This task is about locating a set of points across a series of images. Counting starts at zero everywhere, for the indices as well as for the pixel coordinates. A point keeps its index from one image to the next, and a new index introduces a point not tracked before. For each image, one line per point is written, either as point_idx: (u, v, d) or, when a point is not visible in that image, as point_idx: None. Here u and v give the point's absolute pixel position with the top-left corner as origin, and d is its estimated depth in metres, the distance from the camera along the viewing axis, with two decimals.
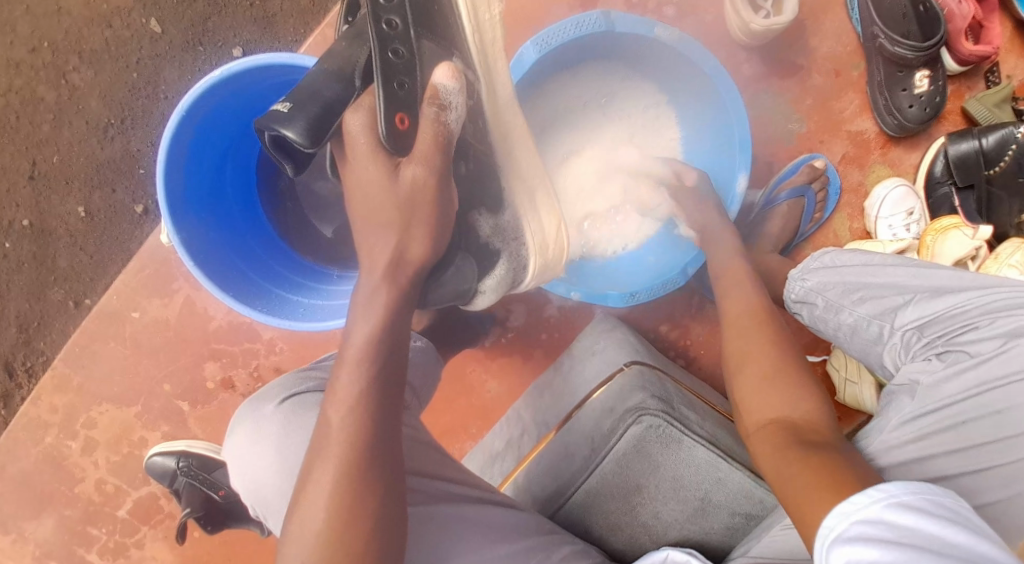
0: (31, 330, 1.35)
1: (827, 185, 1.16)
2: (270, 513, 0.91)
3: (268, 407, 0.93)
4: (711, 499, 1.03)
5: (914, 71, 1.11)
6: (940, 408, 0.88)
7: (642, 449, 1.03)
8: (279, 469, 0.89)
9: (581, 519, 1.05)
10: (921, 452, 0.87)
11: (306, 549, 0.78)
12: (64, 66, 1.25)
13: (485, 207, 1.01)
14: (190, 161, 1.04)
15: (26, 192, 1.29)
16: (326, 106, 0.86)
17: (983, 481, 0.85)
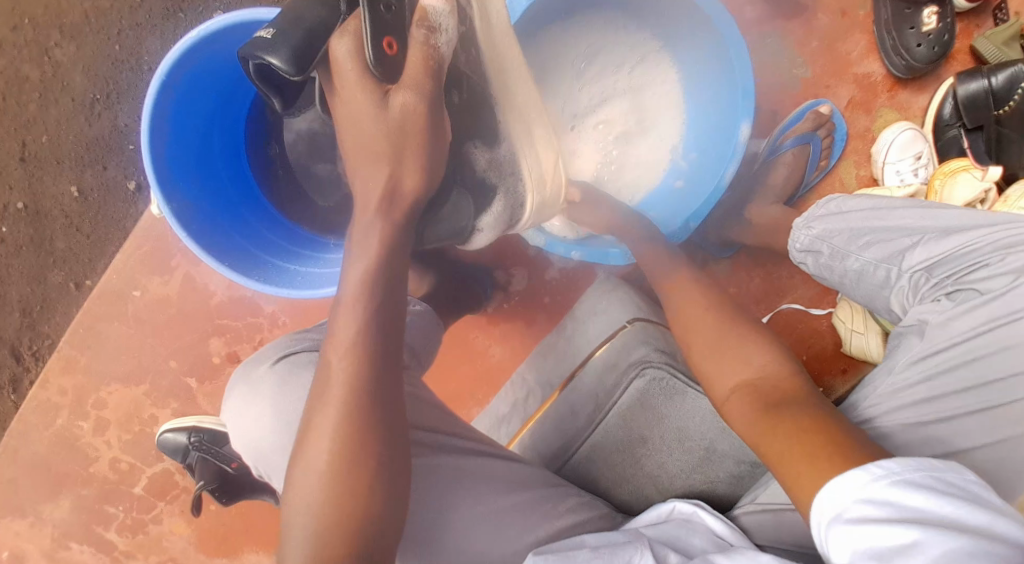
0: (35, 313, 1.35)
1: (833, 131, 1.13)
2: (271, 473, 0.90)
3: (263, 368, 0.92)
4: (717, 448, 1.04)
5: (922, 7, 1.08)
6: (949, 350, 0.87)
7: (646, 401, 1.05)
8: (277, 427, 0.88)
9: (587, 473, 1.06)
10: (928, 393, 0.87)
11: (312, 500, 0.74)
12: (46, 43, 1.22)
13: (481, 139, 0.96)
14: (172, 124, 1.03)
15: (19, 173, 1.27)
16: (310, 32, 0.79)
17: (993, 421, 0.85)
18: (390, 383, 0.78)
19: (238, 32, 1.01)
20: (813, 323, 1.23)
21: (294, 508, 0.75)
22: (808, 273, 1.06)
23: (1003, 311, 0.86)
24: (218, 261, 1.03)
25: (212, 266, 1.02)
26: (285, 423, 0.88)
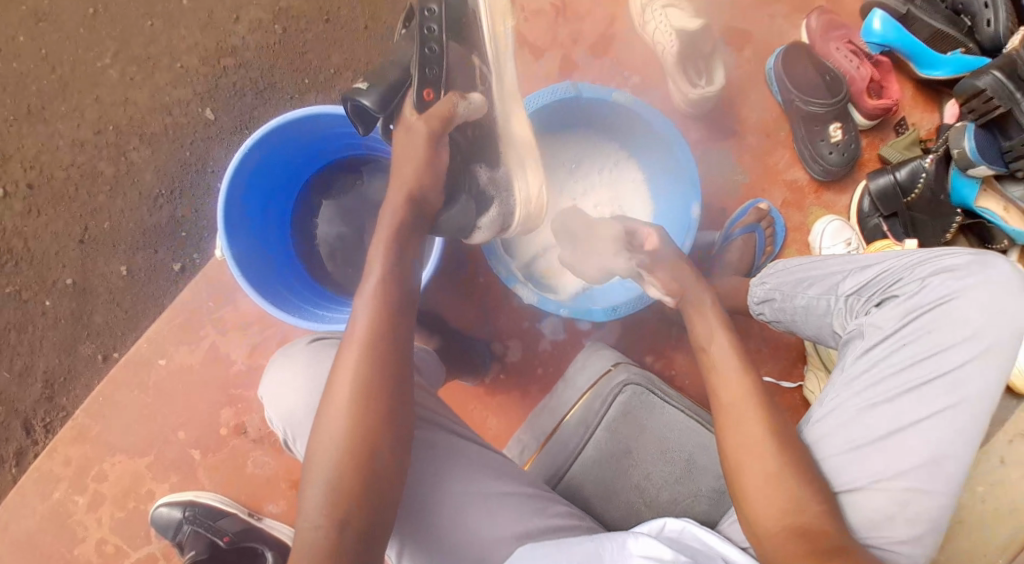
0: (56, 385, 1.45)
1: (774, 223, 1.38)
2: (295, 433, 1.04)
3: (297, 345, 1.08)
4: (696, 461, 1.13)
5: (828, 125, 1.37)
6: (881, 348, 1.05)
7: (629, 416, 1.16)
8: (309, 388, 1.03)
9: (578, 491, 1.13)
10: (875, 382, 1.03)
11: (336, 429, 0.96)
12: (125, 146, 1.43)
13: (485, 162, 1.21)
14: (246, 189, 1.21)
15: (75, 254, 1.44)
16: (392, 87, 1.13)
17: (932, 394, 1.01)
18: (397, 365, 1.01)
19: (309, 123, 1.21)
20: (789, 396, 1.42)
21: (320, 438, 0.97)
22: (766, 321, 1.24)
23: (918, 308, 1.04)
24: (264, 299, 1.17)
25: (259, 304, 1.15)
26: (315, 385, 1.03)
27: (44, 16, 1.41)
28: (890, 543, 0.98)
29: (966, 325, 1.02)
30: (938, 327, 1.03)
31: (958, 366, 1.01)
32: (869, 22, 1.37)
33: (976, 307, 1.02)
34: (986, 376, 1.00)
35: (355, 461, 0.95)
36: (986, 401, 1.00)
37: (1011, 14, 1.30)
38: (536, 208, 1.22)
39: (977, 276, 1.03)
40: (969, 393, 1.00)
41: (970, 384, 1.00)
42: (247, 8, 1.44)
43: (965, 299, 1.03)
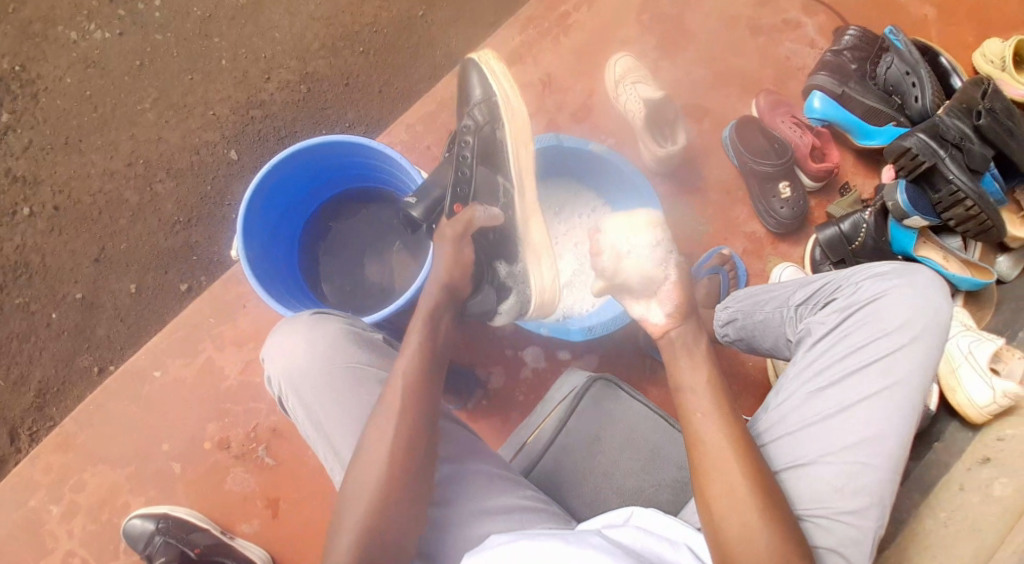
0: (48, 395, 1.50)
1: (736, 270, 1.50)
2: (290, 393, 1.10)
3: (303, 316, 1.15)
4: (660, 451, 1.19)
5: (778, 183, 1.53)
6: (821, 343, 1.11)
7: (600, 408, 1.23)
8: (312, 354, 1.10)
9: (547, 477, 1.19)
10: (821, 378, 1.08)
11: (377, 463, 1.01)
12: (152, 178, 1.56)
13: (505, 258, 1.31)
14: (265, 200, 1.31)
15: (88, 271, 1.54)
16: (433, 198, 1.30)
17: (873, 383, 1.06)
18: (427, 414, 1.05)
19: (325, 149, 1.32)
20: None
21: (360, 469, 1.01)
22: (727, 343, 1.29)
23: (852, 305, 1.11)
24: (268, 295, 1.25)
25: (265, 299, 1.24)
26: (317, 351, 1.10)
27: (93, 63, 1.57)
28: (838, 515, 1.02)
29: (895, 316, 1.08)
30: (871, 320, 1.09)
31: (890, 353, 1.07)
32: (810, 101, 1.57)
33: (903, 300, 1.09)
34: (917, 360, 1.06)
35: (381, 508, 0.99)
36: (919, 383, 1.06)
37: (936, 89, 1.48)
38: (551, 297, 1.31)
39: (903, 273, 1.11)
40: (902, 376, 1.06)
41: (903, 368, 1.06)
42: (278, 69, 1.59)
43: (894, 294, 1.09)
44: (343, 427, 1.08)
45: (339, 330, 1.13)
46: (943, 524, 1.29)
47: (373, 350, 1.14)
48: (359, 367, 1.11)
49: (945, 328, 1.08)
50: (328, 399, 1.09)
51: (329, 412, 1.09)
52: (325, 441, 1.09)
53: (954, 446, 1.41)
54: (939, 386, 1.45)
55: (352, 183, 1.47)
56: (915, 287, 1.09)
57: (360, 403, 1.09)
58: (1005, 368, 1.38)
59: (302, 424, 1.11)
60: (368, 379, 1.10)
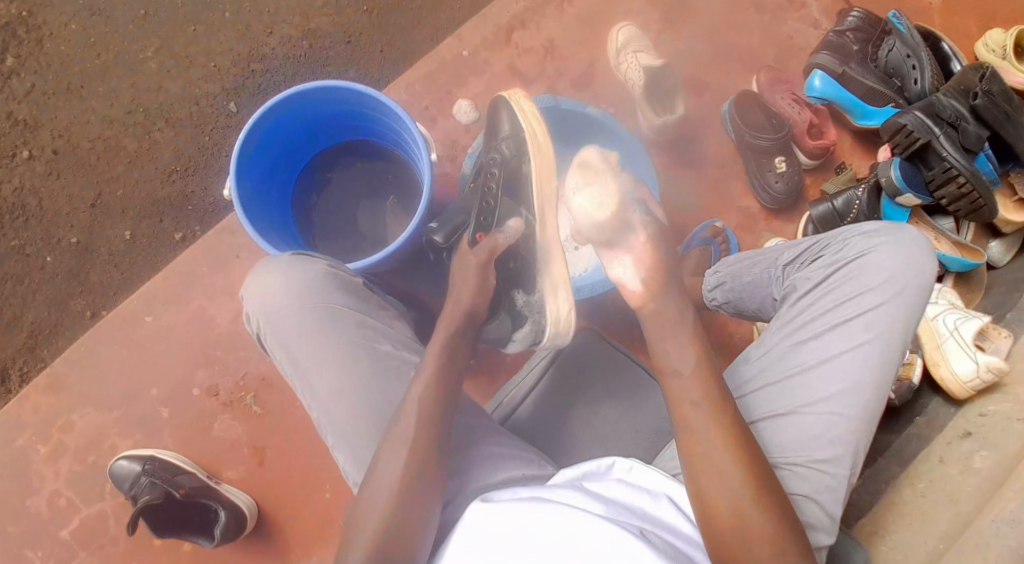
0: (39, 337, 1.51)
1: (727, 242, 1.47)
2: (269, 330, 1.12)
3: (285, 256, 1.16)
4: (638, 400, 1.27)
5: (773, 157, 1.48)
6: (806, 299, 1.13)
7: (578, 361, 1.31)
8: (292, 293, 1.11)
9: (530, 419, 1.26)
10: (803, 335, 1.10)
11: (388, 486, 0.99)
12: (151, 126, 1.57)
13: (522, 288, 1.29)
14: (258, 144, 1.34)
15: (84, 216, 1.55)
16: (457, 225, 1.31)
17: (854, 336, 1.08)
18: (444, 416, 1.04)
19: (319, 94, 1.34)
20: None
21: (372, 489, 1.00)
22: (718, 307, 1.31)
23: (837, 262, 1.12)
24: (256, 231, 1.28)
25: (250, 233, 1.26)
26: (297, 290, 1.12)
27: (98, 11, 1.59)
28: (812, 464, 1.05)
29: (880, 272, 1.09)
30: (855, 276, 1.10)
31: (873, 308, 1.08)
32: (810, 79, 1.51)
33: (888, 256, 1.10)
34: (898, 315, 1.08)
35: (399, 507, 0.98)
36: (899, 337, 1.07)
37: (936, 73, 1.44)
38: (564, 328, 1.28)
39: (890, 231, 1.11)
40: (883, 331, 1.07)
41: (884, 322, 1.07)
42: (281, 24, 1.60)
43: (879, 251, 1.10)
44: (319, 362, 1.09)
45: (318, 269, 1.14)
46: (921, 493, 1.32)
47: (351, 290, 1.16)
48: (336, 306, 1.12)
49: (929, 284, 1.09)
50: (303, 335, 1.10)
51: (305, 348, 1.10)
52: (300, 377, 1.10)
53: (936, 421, 1.45)
54: (923, 360, 1.47)
55: (347, 136, 1.51)
56: (900, 244, 1.10)
57: (335, 339, 1.10)
58: (991, 346, 1.41)
59: (279, 361, 1.12)
60: (346, 316, 1.11)
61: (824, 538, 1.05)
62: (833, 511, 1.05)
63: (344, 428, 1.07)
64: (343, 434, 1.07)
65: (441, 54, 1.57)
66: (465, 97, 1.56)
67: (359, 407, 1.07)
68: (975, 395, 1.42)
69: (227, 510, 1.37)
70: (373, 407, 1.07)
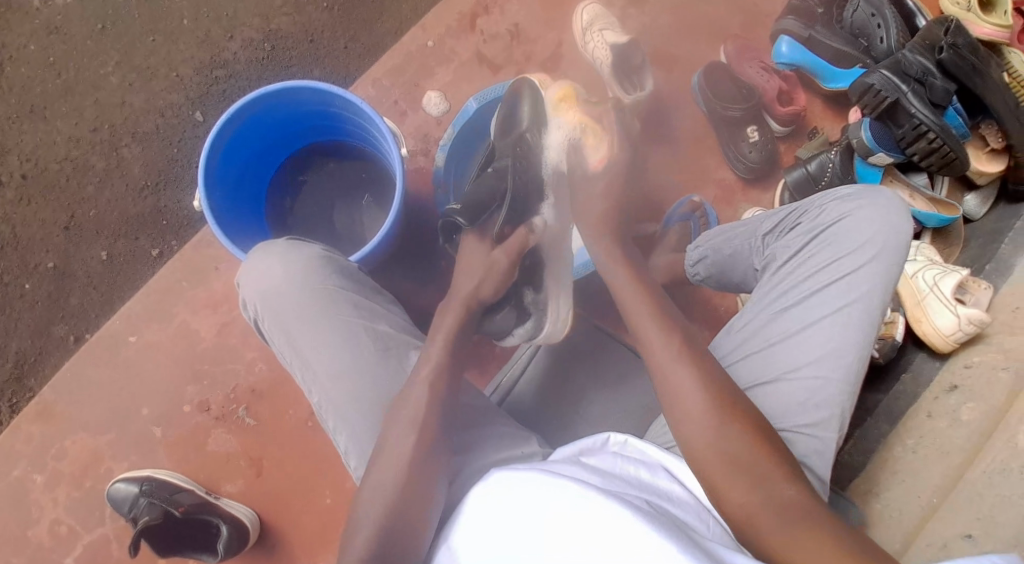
0: (26, 366, 1.49)
1: (707, 216, 1.45)
2: (265, 316, 1.12)
3: (280, 241, 1.17)
4: (628, 382, 1.29)
5: (745, 127, 1.48)
6: (787, 268, 1.14)
7: (566, 346, 1.32)
8: (287, 275, 1.12)
9: (523, 406, 1.28)
10: (785, 301, 1.11)
11: (391, 479, 1.00)
12: (118, 143, 1.54)
13: (531, 286, 1.33)
14: (224, 153, 1.32)
15: (57, 240, 1.52)
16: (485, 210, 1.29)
17: (834, 299, 1.08)
18: (450, 404, 1.07)
19: (287, 93, 1.32)
20: None
21: (375, 485, 1.00)
22: (703, 285, 1.32)
23: (816, 228, 1.14)
24: (230, 244, 1.26)
25: (222, 244, 1.24)
26: (291, 273, 1.12)
27: (55, 29, 1.56)
28: (801, 428, 1.06)
29: (857, 235, 1.11)
30: (833, 241, 1.12)
31: (852, 270, 1.09)
32: (778, 46, 1.49)
33: (865, 220, 1.11)
34: (877, 276, 1.09)
35: (404, 491, 0.99)
36: (879, 297, 1.08)
37: (901, 30, 1.43)
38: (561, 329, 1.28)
39: (865, 195, 1.13)
40: (863, 292, 1.08)
41: (864, 284, 1.08)
42: (241, 28, 1.57)
43: (856, 215, 1.12)
44: (315, 342, 1.09)
45: (313, 254, 1.15)
46: (914, 450, 1.35)
47: (345, 273, 1.16)
48: (333, 287, 1.13)
49: (905, 244, 1.11)
50: (302, 317, 1.10)
51: (303, 329, 1.10)
52: (299, 359, 1.10)
53: (922, 377, 1.47)
54: (905, 318, 1.48)
55: (314, 138, 1.49)
56: (877, 209, 1.12)
57: (333, 317, 1.10)
58: (971, 299, 1.42)
59: (276, 345, 1.12)
60: (341, 298, 1.12)
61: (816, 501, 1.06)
62: (823, 476, 1.06)
63: (344, 410, 1.07)
64: (343, 416, 1.07)
65: (406, 46, 1.55)
66: (433, 88, 1.54)
67: (358, 388, 1.07)
68: (958, 348, 1.44)
69: (230, 524, 1.37)
70: (372, 384, 1.08)
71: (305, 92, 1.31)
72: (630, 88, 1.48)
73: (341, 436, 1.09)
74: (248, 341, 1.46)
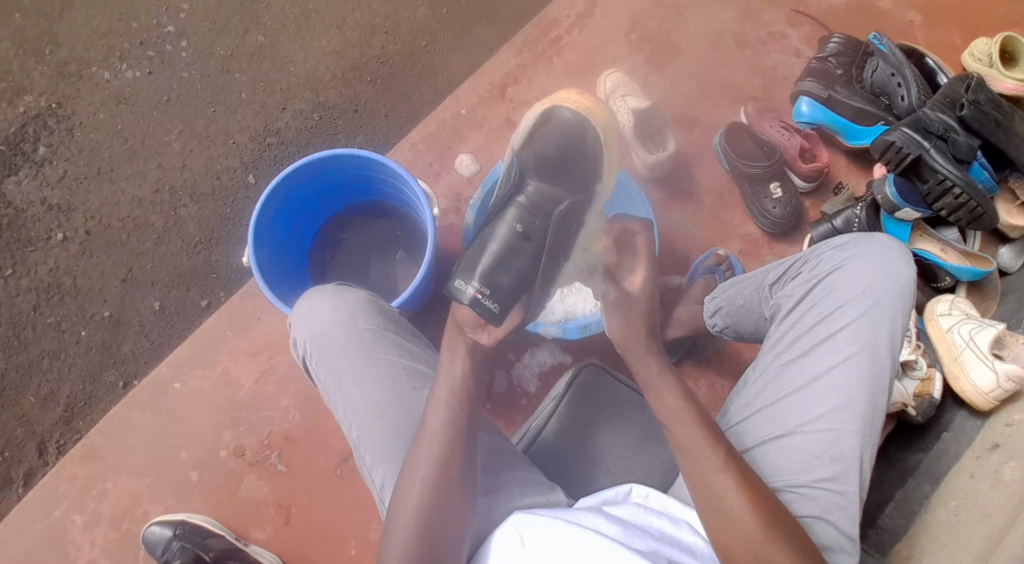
0: (75, 410, 1.57)
1: (732, 269, 1.47)
2: (314, 352, 1.16)
3: (329, 284, 1.22)
4: (651, 432, 1.29)
5: (769, 183, 1.50)
6: (793, 320, 1.17)
7: (587, 396, 1.33)
8: (340, 316, 1.16)
9: (546, 455, 1.29)
10: (794, 355, 1.15)
11: (408, 524, 1.01)
12: (176, 203, 1.66)
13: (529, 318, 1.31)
14: (274, 210, 1.41)
15: (116, 291, 1.63)
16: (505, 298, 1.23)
17: (840, 350, 1.11)
18: (466, 446, 1.06)
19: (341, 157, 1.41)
20: None
21: (396, 530, 1.01)
22: (722, 336, 1.36)
23: (815, 277, 1.17)
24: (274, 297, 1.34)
25: (267, 296, 1.32)
26: (344, 312, 1.17)
27: (123, 100, 1.72)
28: (819, 483, 1.08)
29: (855, 283, 1.14)
30: (834, 289, 1.15)
31: (855, 319, 1.12)
32: (798, 106, 1.54)
33: (863, 266, 1.15)
34: (881, 323, 1.12)
35: (425, 534, 0.99)
36: (884, 345, 1.11)
37: (922, 87, 1.45)
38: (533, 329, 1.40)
39: (862, 242, 1.17)
40: (868, 341, 1.11)
41: (867, 334, 1.11)
42: (292, 100, 1.70)
43: (854, 263, 1.16)
44: (361, 378, 1.13)
45: (359, 297, 1.20)
46: (955, 511, 1.30)
47: (390, 316, 1.21)
48: (379, 328, 1.17)
49: (906, 289, 1.13)
50: (350, 354, 1.14)
51: (350, 366, 1.14)
52: (343, 395, 1.13)
53: (962, 435, 1.41)
54: (942, 374, 1.44)
55: (353, 199, 1.57)
56: (873, 255, 1.15)
57: (378, 356, 1.15)
58: (1010, 354, 1.38)
59: (322, 383, 1.16)
60: (387, 338, 1.17)
61: (846, 559, 1.08)
62: (849, 531, 1.07)
63: (382, 448, 1.10)
64: (380, 453, 1.10)
65: (441, 113, 1.64)
66: (465, 151, 1.61)
67: (399, 424, 1.11)
68: (999, 406, 1.38)
69: None
70: (410, 421, 1.11)
71: (353, 156, 1.40)
72: (653, 148, 1.53)
73: (376, 473, 1.11)
74: (282, 390, 1.52)
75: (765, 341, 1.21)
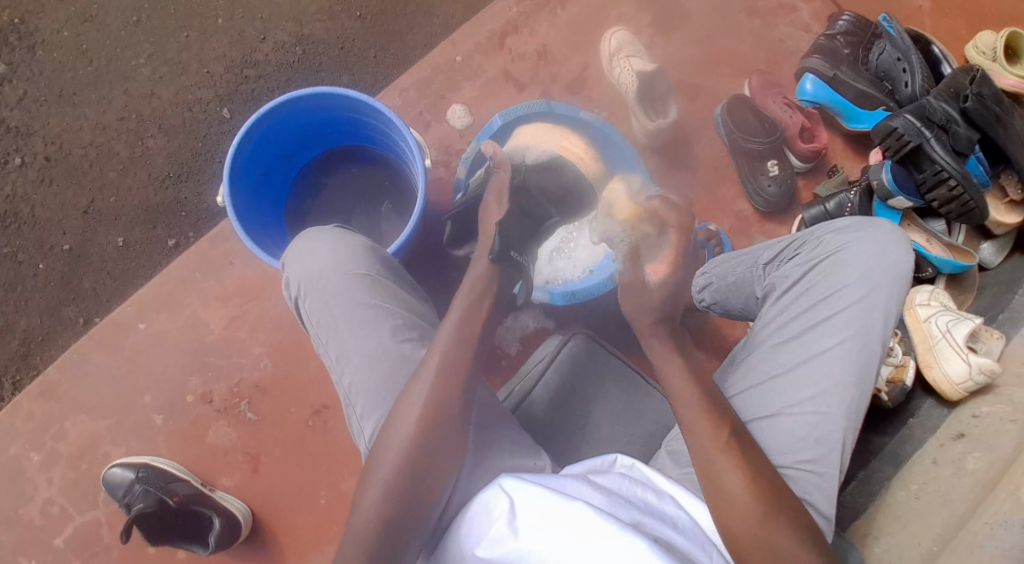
0: (33, 344, 1.51)
1: (721, 244, 1.46)
2: (307, 294, 1.12)
3: (326, 227, 1.18)
4: (635, 405, 1.29)
5: (766, 161, 1.49)
6: (787, 300, 1.17)
7: (572, 366, 1.32)
8: (335, 258, 1.13)
9: (529, 421, 1.28)
10: (786, 335, 1.15)
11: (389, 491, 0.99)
12: (145, 133, 1.57)
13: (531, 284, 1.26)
14: (253, 144, 1.33)
15: (77, 223, 1.54)
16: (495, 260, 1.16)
17: (834, 334, 1.11)
18: (452, 411, 1.03)
19: (332, 97, 1.34)
20: None
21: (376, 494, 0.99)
22: (711, 311, 1.35)
23: (813, 259, 1.17)
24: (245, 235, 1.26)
25: (243, 237, 1.25)
26: (340, 256, 1.13)
27: (90, 17, 1.60)
28: (802, 465, 1.09)
29: (853, 267, 1.14)
30: (832, 272, 1.15)
31: (851, 304, 1.12)
32: (802, 83, 1.51)
33: (863, 251, 1.14)
34: (875, 309, 1.12)
35: (405, 499, 0.98)
36: (878, 331, 1.11)
37: (926, 76, 1.44)
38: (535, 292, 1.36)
39: (864, 226, 1.16)
40: (862, 326, 1.11)
41: (862, 319, 1.11)
42: (274, 30, 1.60)
43: (854, 247, 1.15)
44: (356, 324, 1.10)
45: (359, 241, 1.16)
46: (915, 495, 1.32)
47: (388, 263, 1.17)
48: (377, 275, 1.13)
49: (904, 277, 1.13)
50: (345, 299, 1.11)
51: (346, 312, 1.10)
52: (337, 342, 1.10)
53: (929, 422, 1.45)
54: (916, 362, 1.47)
55: (339, 142, 1.51)
56: (873, 241, 1.15)
57: (374, 302, 1.11)
58: (983, 348, 1.42)
59: (314, 327, 1.12)
60: (385, 286, 1.13)
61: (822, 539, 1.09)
62: (827, 513, 1.08)
63: (373, 400, 1.08)
64: (371, 403, 1.08)
65: (435, 58, 1.56)
66: (458, 102, 1.55)
67: (392, 375, 1.08)
68: (968, 397, 1.42)
69: (222, 517, 1.37)
70: (404, 374, 1.08)
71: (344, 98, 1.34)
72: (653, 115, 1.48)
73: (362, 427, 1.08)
74: (255, 337, 1.47)
75: (757, 319, 1.21)
